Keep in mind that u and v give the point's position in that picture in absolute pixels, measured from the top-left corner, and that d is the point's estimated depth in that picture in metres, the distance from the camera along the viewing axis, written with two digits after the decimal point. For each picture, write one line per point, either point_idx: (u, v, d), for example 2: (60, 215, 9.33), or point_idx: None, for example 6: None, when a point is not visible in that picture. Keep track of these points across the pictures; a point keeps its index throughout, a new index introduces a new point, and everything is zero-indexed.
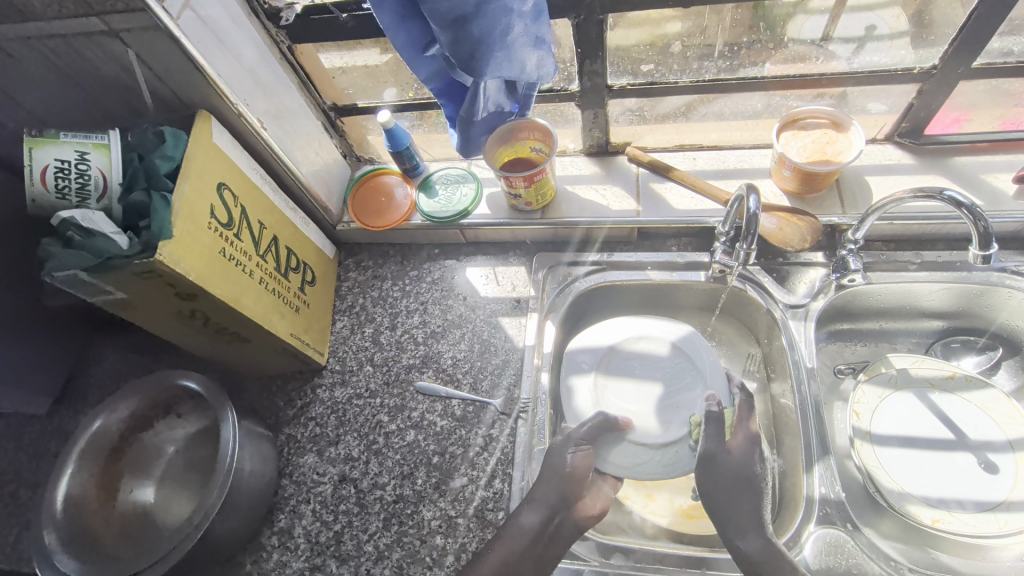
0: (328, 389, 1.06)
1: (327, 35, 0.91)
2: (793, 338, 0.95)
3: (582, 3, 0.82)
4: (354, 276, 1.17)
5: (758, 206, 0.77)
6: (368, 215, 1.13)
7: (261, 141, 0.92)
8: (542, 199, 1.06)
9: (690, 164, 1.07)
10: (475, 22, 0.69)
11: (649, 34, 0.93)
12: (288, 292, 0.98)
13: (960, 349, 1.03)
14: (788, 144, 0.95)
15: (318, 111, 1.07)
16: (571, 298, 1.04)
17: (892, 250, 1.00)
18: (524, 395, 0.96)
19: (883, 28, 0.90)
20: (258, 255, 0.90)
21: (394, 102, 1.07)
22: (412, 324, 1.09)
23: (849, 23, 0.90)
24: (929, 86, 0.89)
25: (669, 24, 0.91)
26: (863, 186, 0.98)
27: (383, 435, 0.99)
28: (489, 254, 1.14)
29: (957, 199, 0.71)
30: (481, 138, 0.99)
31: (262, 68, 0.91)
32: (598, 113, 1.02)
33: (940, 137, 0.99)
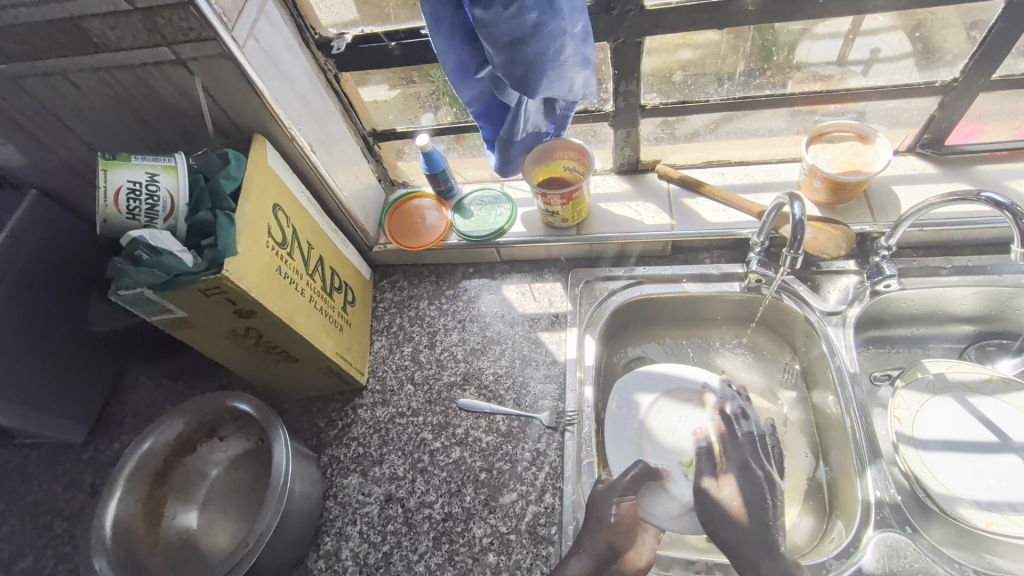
0: (370, 409, 1.05)
1: (374, 63, 0.95)
2: (834, 345, 0.96)
3: (621, 26, 0.86)
4: (391, 297, 1.19)
5: (804, 212, 0.79)
6: (404, 235, 1.16)
7: (310, 164, 0.95)
8: (578, 216, 1.09)
9: (720, 179, 1.10)
10: (531, 43, 0.71)
11: (664, 62, 0.97)
12: (334, 312, 0.99)
13: (996, 351, 1.04)
14: (817, 156, 0.99)
15: (357, 137, 1.10)
16: (608, 312, 1.06)
17: (922, 256, 1.03)
18: (570, 408, 0.97)
19: (886, 52, 0.93)
20: (308, 274, 0.92)
21: (432, 126, 1.10)
22: (451, 342, 1.10)
23: (863, 44, 0.93)
24: (950, 98, 0.94)
25: (681, 52, 0.95)
26: (891, 196, 1.02)
27: (428, 452, 0.98)
28: (524, 271, 1.16)
29: (995, 200, 0.74)
30: (519, 158, 1.03)
31: (311, 95, 0.94)
32: (630, 132, 1.06)
33: (961, 146, 1.03)
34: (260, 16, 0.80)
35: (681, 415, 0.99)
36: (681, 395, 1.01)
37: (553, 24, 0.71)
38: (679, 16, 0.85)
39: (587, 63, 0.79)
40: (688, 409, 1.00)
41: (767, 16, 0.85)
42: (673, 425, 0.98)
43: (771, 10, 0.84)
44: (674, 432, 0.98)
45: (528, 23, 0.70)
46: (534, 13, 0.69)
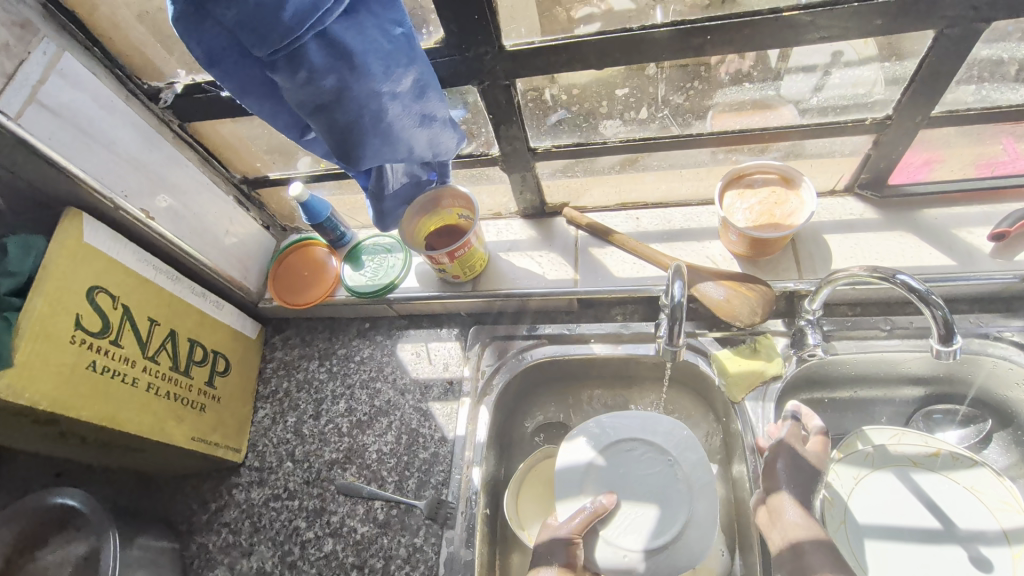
0: (245, 490, 0.96)
1: (216, 113, 0.83)
2: (751, 423, 0.83)
3: (483, 71, 0.74)
4: (280, 355, 1.08)
5: (684, 292, 0.68)
6: (291, 292, 1.05)
7: (151, 232, 0.84)
8: (470, 271, 0.97)
9: (633, 225, 0.99)
10: (338, 110, 0.60)
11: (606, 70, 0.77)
12: (190, 392, 0.89)
13: (941, 421, 0.90)
14: (732, 206, 0.86)
15: (228, 186, 0.99)
16: (506, 379, 0.94)
17: (858, 314, 0.91)
18: (452, 497, 0.86)
19: (850, 55, 0.74)
20: (146, 358, 0.82)
21: (308, 172, 0.98)
22: (337, 412, 1.00)
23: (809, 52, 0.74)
24: (886, 136, 0.81)
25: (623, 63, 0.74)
26: (822, 247, 0.90)
27: (299, 544, 0.90)
28: (422, 327, 1.05)
29: (908, 284, 0.64)
30: (399, 211, 0.89)
31: (146, 153, 0.83)
32: (527, 176, 0.94)
33: (905, 187, 0.89)
34: (50, 75, 0.70)
35: (627, 473, 0.81)
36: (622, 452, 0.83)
37: (360, 86, 0.59)
38: (550, 58, 0.72)
39: (430, 120, 0.67)
40: (633, 462, 0.82)
41: (659, 55, 0.71)
42: (624, 482, 0.80)
43: (664, 47, 0.70)
44: (628, 483, 0.80)
45: (327, 89, 0.58)
46: (330, 78, 0.58)
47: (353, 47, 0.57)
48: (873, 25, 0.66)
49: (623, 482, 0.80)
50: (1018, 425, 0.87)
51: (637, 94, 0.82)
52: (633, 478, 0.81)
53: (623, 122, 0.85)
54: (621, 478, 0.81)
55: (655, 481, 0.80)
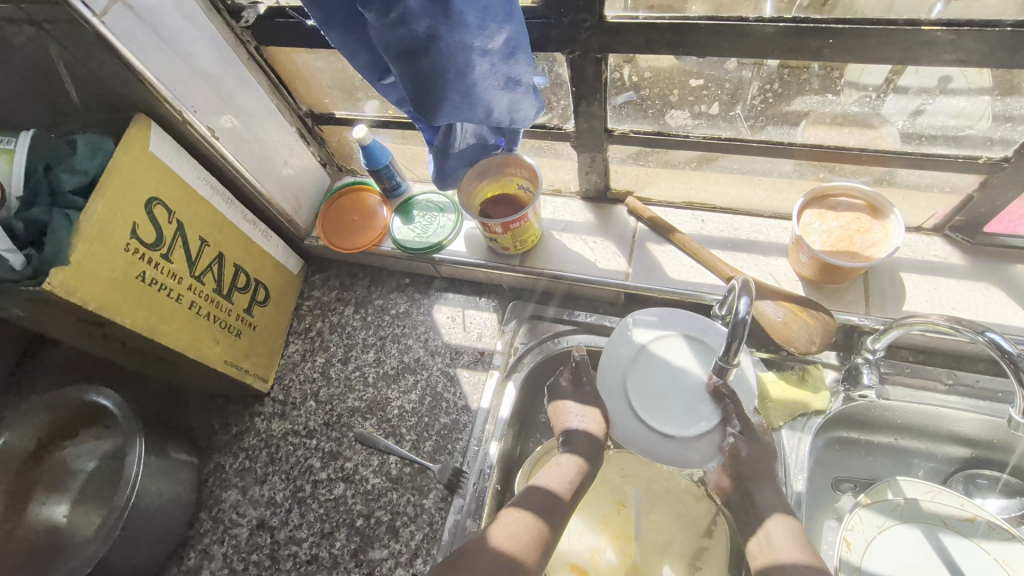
0: (267, 420, 0.98)
1: (294, 42, 0.81)
2: (783, 452, 0.80)
3: (576, 39, 0.69)
4: (318, 295, 1.08)
5: (750, 309, 0.64)
6: (340, 234, 1.04)
7: (213, 151, 0.83)
8: (521, 245, 0.95)
9: (697, 227, 0.95)
10: (426, 58, 0.57)
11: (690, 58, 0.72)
12: (229, 316, 0.90)
13: (984, 488, 0.84)
14: (809, 225, 0.82)
15: (293, 117, 0.98)
16: (539, 359, 0.93)
17: (920, 362, 0.86)
18: (466, 468, 0.86)
19: (958, 83, 0.68)
20: (192, 277, 0.83)
21: (374, 117, 0.95)
22: (366, 361, 1.00)
23: (924, 73, 0.67)
24: (995, 180, 0.74)
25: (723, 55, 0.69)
26: (896, 285, 0.85)
27: (312, 483, 0.91)
28: (461, 292, 1.04)
29: (998, 345, 0.59)
30: (459, 171, 0.87)
31: (220, 71, 0.82)
32: (596, 158, 0.90)
33: (1002, 237, 0.83)
34: None
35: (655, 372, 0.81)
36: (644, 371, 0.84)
37: (452, 37, 0.56)
38: (649, 36, 0.67)
39: (515, 84, 0.64)
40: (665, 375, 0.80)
41: (766, 52, 0.66)
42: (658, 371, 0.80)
43: (774, 44, 0.65)
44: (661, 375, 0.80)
45: (418, 34, 0.56)
46: (423, 22, 0.55)
47: None
48: (1018, 55, 0.59)
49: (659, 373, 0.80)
50: None
51: (708, 89, 0.77)
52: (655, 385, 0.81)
53: (694, 114, 0.81)
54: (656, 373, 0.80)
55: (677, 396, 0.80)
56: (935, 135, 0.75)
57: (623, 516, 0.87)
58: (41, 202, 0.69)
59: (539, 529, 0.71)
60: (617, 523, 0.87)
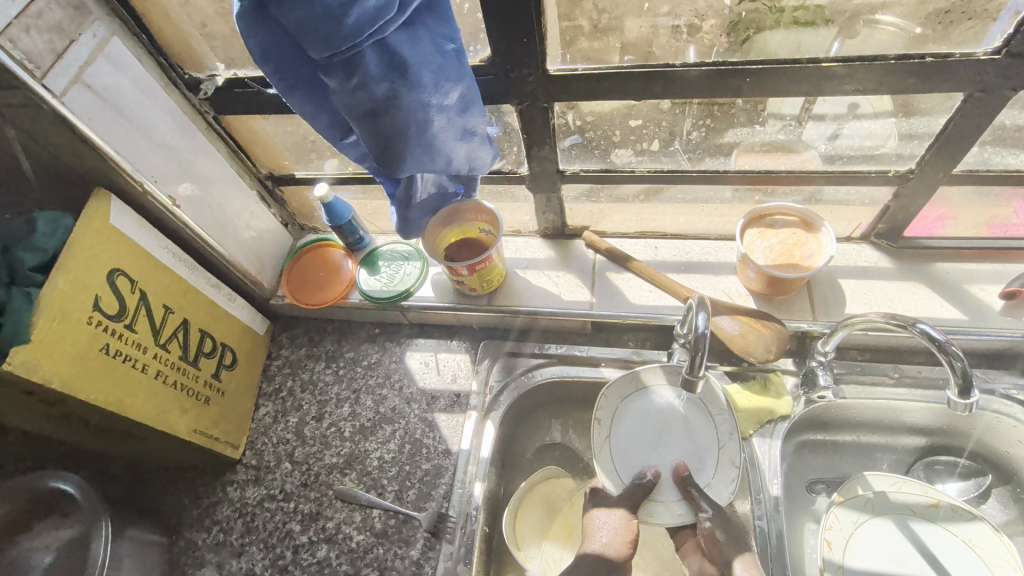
0: (240, 488, 0.95)
1: (253, 110, 0.84)
2: (757, 459, 0.84)
3: (524, 91, 0.75)
4: (287, 354, 1.07)
5: (709, 323, 0.69)
6: (307, 291, 1.04)
7: (174, 219, 0.84)
8: (487, 285, 0.98)
9: (652, 254, 1.00)
10: (387, 117, 0.62)
11: (627, 102, 0.79)
12: (197, 383, 0.88)
13: (942, 472, 0.90)
14: (752, 243, 0.88)
15: (252, 180, 0.99)
16: (516, 395, 0.94)
17: (868, 360, 0.92)
18: (453, 512, 0.85)
19: (866, 108, 0.76)
20: (157, 346, 0.81)
21: (334, 174, 0.98)
22: (340, 416, 0.99)
23: (828, 103, 0.76)
24: (906, 189, 0.83)
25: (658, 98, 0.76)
26: (837, 291, 0.92)
27: (292, 548, 0.88)
28: (432, 337, 1.05)
29: (929, 334, 0.65)
30: (422, 220, 0.90)
31: (179, 141, 0.83)
32: (551, 197, 0.95)
33: (921, 240, 0.92)
34: (97, 57, 0.70)
35: (642, 424, 0.83)
36: (610, 398, 0.84)
37: (411, 96, 0.61)
38: (590, 85, 0.74)
39: (470, 135, 0.68)
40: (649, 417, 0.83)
41: (695, 92, 0.73)
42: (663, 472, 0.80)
43: (700, 85, 0.72)
44: (671, 466, 0.80)
45: (378, 96, 0.60)
46: (383, 85, 0.59)
47: (409, 57, 0.58)
48: (906, 82, 0.69)
49: (655, 455, 0.81)
50: (1018, 482, 0.86)
51: (650, 126, 0.84)
52: (637, 414, 0.84)
53: (638, 152, 0.87)
54: (644, 446, 0.82)
55: (667, 399, 0.84)
56: (860, 155, 0.83)
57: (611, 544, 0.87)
58: None
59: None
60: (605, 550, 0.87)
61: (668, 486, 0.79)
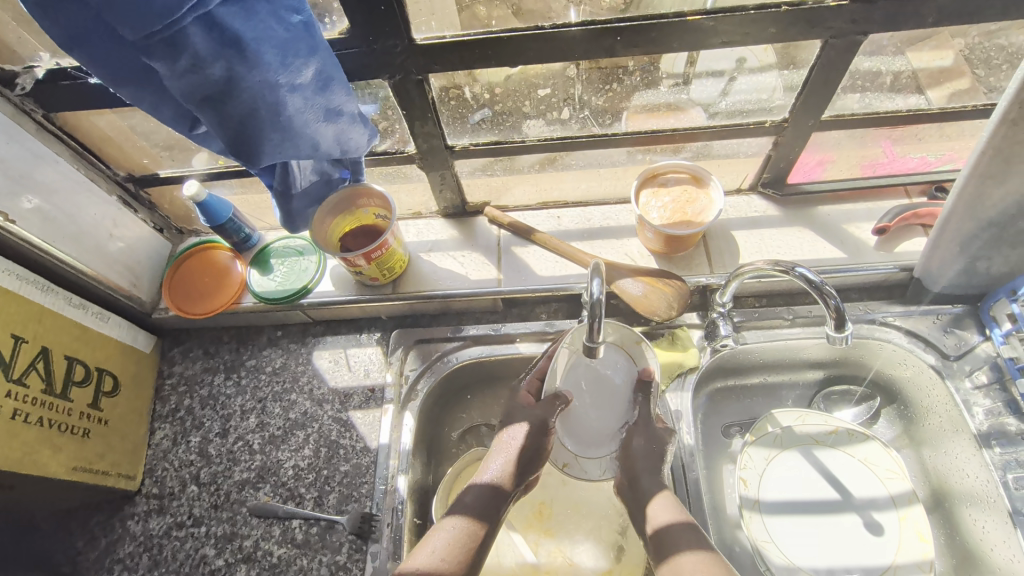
0: (142, 520, 0.87)
1: (89, 104, 0.74)
2: (673, 416, 0.86)
3: (393, 63, 0.70)
4: (180, 370, 0.98)
5: (602, 289, 0.68)
6: (187, 299, 0.96)
7: (10, 237, 0.74)
8: (389, 273, 0.93)
9: (555, 224, 1.00)
10: (231, 101, 0.55)
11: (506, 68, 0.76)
12: (71, 416, 0.79)
13: (840, 400, 0.96)
14: (647, 204, 0.89)
15: (109, 185, 0.89)
16: (432, 381, 0.91)
17: (765, 305, 0.97)
18: (376, 509, 0.82)
19: (752, 61, 0.79)
20: (9, 383, 0.72)
21: (204, 170, 0.89)
22: (248, 428, 0.92)
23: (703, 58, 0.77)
24: (784, 138, 0.86)
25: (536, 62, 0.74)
26: (731, 243, 0.95)
27: (207, 575, 0.82)
28: (340, 333, 1.00)
29: (807, 277, 0.68)
30: (308, 211, 0.83)
31: (2, 146, 0.72)
32: (445, 175, 0.92)
33: (803, 185, 0.97)
34: None
35: (596, 366, 0.75)
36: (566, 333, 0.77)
37: (253, 77, 0.55)
38: (463, 52, 0.70)
39: (336, 114, 0.63)
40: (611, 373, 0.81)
41: (569, 54, 0.71)
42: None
43: (574, 47, 0.71)
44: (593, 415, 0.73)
45: (215, 78, 0.54)
46: (218, 66, 0.53)
47: (244, 32, 0.53)
48: (768, 33, 0.70)
49: (588, 398, 0.74)
50: (902, 401, 0.93)
51: (558, 96, 0.83)
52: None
53: (551, 120, 0.86)
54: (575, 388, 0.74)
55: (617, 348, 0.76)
56: (756, 107, 0.85)
57: (556, 492, 0.90)
58: None
59: (478, 531, 0.67)
60: (544, 500, 0.90)
61: (581, 438, 0.73)
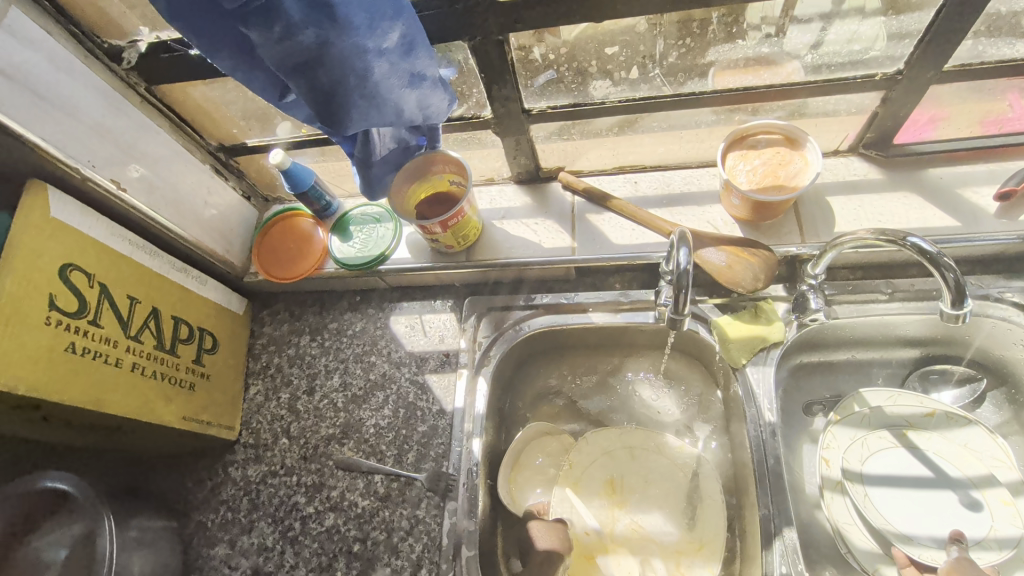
0: (241, 467, 0.95)
1: (185, 76, 0.78)
2: (753, 391, 0.83)
3: (473, 24, 0.68)
4: (269, 331, 1.05)
5: (690, 259, 0.67)
6: (274, 264, 1.00)
7: (122, 204, 0.79)
8: (464, 240, 0.94)
9: (632, 189, 0.96)
10: (321, 69, 0.56)
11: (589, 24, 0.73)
12: (179, 370, 0.86)
13: (938, 381, 0.89)
14: (735, 168, 0.84)
15: (203, 154, 0.94)
16: (505, 347, 0.92)
17: (860, 278, 0.90)
18: (453, 469, 0.85)
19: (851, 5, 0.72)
20: (127, 339, 0.79)
21: (288, 138, 0.93)
22: (332, 387, 0.98)
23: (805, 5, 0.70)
24: (895, 93, 0.78)
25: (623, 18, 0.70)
26: (825, 210, 0.89)
27: (300, 520, 0.89)
28: (415, 299, 1.02)
29: (920, 247, 0.63)
30: (387, 178, 0.85)
31: (111, 119, 0.78)
32: (520, 140, 0.90)
33: (912, 145, 0.88)
34: None
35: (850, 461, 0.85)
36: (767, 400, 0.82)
37: (342, 42, 0.55)
38: (546, 9, 0.67)
39: (419, 79, 0.62)
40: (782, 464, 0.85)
41: (659, 7, 0.67)
42: (890, 480, 0.83)
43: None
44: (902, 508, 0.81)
45: (307, 46, 0.54)
46: (309, 32, 0.53)
47: None
48: None
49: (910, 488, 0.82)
50: (1013, 384, 0.85)
51: (622, 54, 0.79)
52: (884, 454, 0.85)
53: (618, 81, 0.82)
54: (881, 476, 0.83)
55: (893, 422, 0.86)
56: (847, 61, 0.77)
57: (631, 463, 0.90)
58: None
59: None
60: (618, 471, 0.90)
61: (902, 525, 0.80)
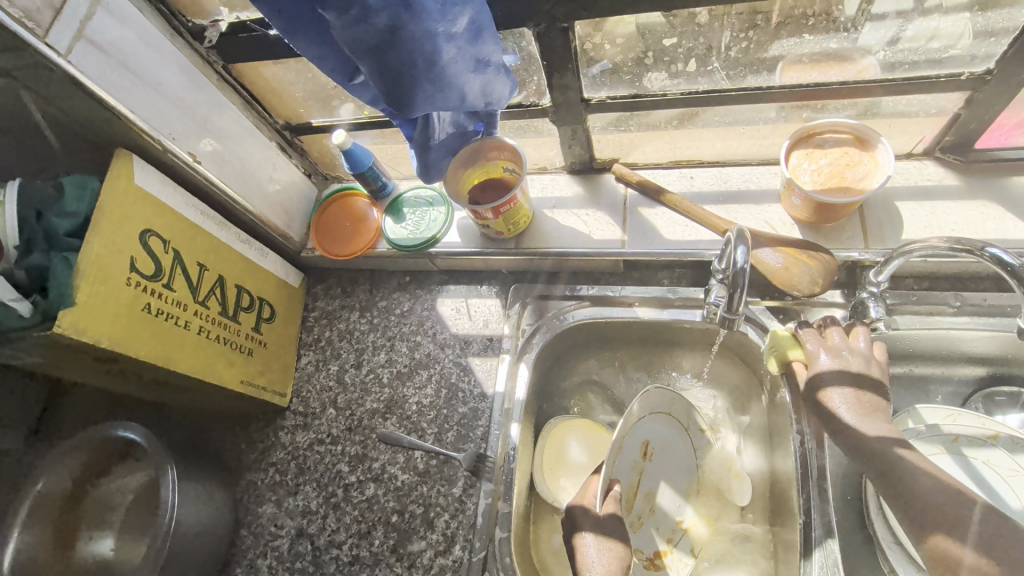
0: (290, 433, 1.00)
1: (260, 55, 0.82)
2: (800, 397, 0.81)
3: (540, 11, 0.68)
4: (322, 306, 1.09)
5: (748, 258, 0.65)
6: (330, 240, 1.04)
7: (197, 175, 0.84)
8: (514, 227, 0.95)
9: (687, 184, 0.95)
10: (392, 52, 0.58)
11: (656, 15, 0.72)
12: (240, 336, 0.91)
13: (1003, 403, 0.84)
14: (798, 166, 0.81)
15: (270, 131, 0.98)
16: (548, 335, 0.93)
17: (926, 288, 0.86)
18: (491, 452, 0.87)
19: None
20: (195, 303, 0.84)
21: (351, 120, 0.96)
22: (378, 362, 1.01)
23: None
24: (981, 94, 0.73)
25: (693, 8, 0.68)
26: (892, 215, 0.85)
27: (343, 487, 0.93)
28: (462, 283, 1.04)
29: (1000, 259, 0.60)
30: (443, 162, 0.86)
31: (191, 94, 0.82)
32: (577, 130, 0.90)
33: (995, 151, 0.83)
34: (96, 10, 0.68)
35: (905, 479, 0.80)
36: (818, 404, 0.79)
37: (415, 27, 0.57)
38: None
39: (484, 65, 0.64)
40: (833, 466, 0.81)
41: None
42: None
43: None
44: None
45: (380, 29, 0.56)
46: (384, 16, 0.55)
47: None
48: None
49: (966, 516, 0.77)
50: None
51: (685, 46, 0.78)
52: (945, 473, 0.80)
53: (671, 73, 0.81)
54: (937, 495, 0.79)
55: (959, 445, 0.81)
56: (921, 59, 0.74)
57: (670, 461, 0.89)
58: (38, 248, 0.72)
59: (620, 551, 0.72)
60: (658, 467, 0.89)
61: None
